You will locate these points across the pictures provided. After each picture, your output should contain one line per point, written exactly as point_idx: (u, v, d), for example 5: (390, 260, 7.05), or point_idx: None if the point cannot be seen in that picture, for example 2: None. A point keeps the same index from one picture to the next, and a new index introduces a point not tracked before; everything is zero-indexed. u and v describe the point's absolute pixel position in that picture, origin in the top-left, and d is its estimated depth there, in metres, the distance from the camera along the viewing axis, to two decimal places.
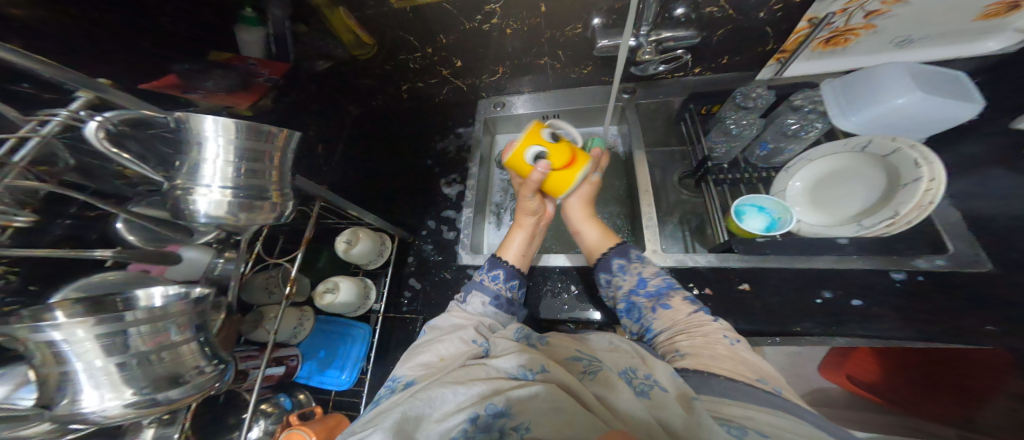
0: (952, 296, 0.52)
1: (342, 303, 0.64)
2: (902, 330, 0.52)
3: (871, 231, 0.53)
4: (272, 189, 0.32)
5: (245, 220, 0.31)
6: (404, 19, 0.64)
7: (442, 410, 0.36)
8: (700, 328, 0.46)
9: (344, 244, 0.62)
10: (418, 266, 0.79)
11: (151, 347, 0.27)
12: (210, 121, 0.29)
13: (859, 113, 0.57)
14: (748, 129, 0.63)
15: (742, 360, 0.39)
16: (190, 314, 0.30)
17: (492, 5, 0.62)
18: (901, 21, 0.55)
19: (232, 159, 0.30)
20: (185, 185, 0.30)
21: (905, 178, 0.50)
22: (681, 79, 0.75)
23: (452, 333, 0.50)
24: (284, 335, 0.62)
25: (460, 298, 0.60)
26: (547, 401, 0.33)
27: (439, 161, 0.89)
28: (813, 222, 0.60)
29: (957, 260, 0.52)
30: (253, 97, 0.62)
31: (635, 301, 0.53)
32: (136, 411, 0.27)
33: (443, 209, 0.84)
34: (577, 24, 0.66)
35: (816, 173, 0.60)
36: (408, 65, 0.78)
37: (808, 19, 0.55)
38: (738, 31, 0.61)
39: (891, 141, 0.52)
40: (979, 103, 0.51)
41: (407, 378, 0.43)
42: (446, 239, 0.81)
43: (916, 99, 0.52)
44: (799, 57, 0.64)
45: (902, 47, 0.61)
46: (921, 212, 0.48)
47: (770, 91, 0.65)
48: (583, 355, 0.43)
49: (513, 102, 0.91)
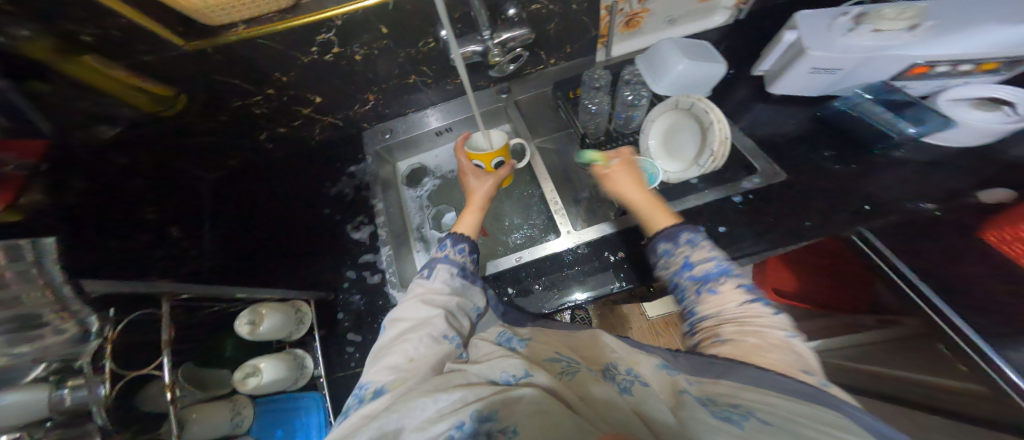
0: (790, 202, 0.62)
1: (271, 382, 0.62)
2: (761, 244, 0.60)
3: (703, 170, 0.59)
4: (47, 310, 0.35)
5: (18, 352, 0.33)
6: (215, 61, 0.59)
7: (422, 418, 0.36)
8: (756, 321, 0.40)
9: (246, 326, 0.58)
10: (353, 320, 0.77)
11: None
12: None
13: (660, 80, 0.68)
14: (601, 105, 0.71)
15: (795, 353, 0.36)
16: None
17: (325, 35, 0.60)
18: (663, 5, 0.68)
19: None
20: None
21: (705, 123, 0.60)
22: (543, 71, 0.79)
23: (420, 329, 0.48)
24: (224, 430, 0.57)
25: (421, 275, 0.59)
26: (532, 403, 0.35)
27: (337, 208, 0.87)
28: (669, 169, 0.67)
29: (767, 177, 0.63)
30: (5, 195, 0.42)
31: (680, 282, 0.48)
32: None
33: (359, 255, 0.83)
34: (428, 39, 0.68)
35: (660, 129, 0.69)
36: (251, 112, 0.74)
37: (603, 6, 0.64)
38: (568, 19, 0.66)
39: (688, 98, 0.63)
40: (723, 63, 0.64)
41: (375, 384, 0.43)
42: (371, 284, 0.80)
43: (689, 64, 0.64)
44: (615, 39, 0.73)
45: (671, 25, 0.75)
46: (725, 147, 0.56)
47: (605, 70, 0.72)
48: (562, 356, 0.45)
49: (400, 126, 0.90)
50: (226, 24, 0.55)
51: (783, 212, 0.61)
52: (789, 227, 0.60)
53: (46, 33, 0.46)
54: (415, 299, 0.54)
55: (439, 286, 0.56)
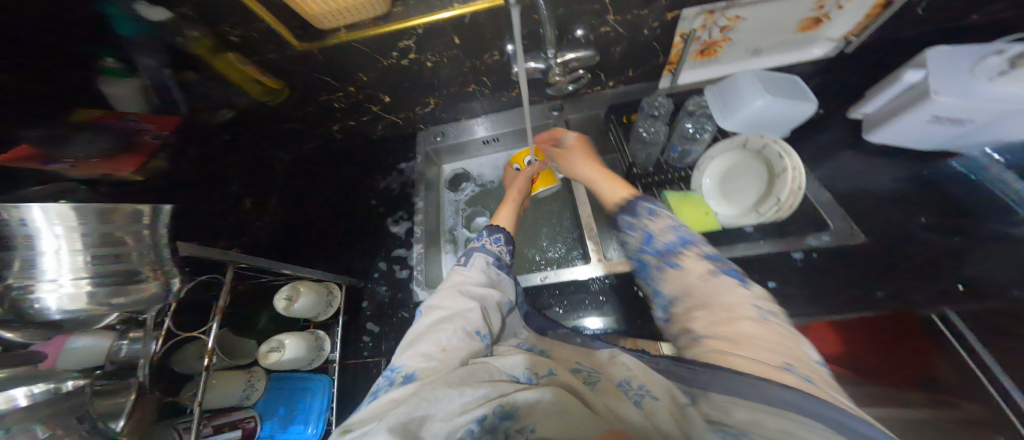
0: (850, 267, 0.58)
1: (291, 359, 0.62)
2: (811, 308, 0.56)
3: (766, 218, 0.59)
4: (145, 268, 0.33)
5: (119, 305, 0.32)
6: (314, 61, 0.65)
7: (447, 410, 0.35)
8: (721, 299, 0.40)
9: (284, 301, 0.60)
10: (375, 310, 0.79)
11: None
12: (38, 210, 0.28)
13: (733, 115, 0.65)
14: (657, 135, 0.69)
15: (773, 342, 0.34)
16: (64, 413, 0.30)
17: (406, 42, 0.64)
18: (748, 34, 0.63)
19: (81, 248, 0.30)
20: (19, 281, 0.28)
21: (777, 168, 0.59)
22: (599, 93, 0.79)
23: (456, 320, 0.46)
24: (232, 400, 0.58)
25: (460, 262, 0.59)
26: (553, 402, 0.36)
27: (383, 201, 0.91)
28: (723, 213, 0.65)
29: (839, 235, 0.58)
30: (137, 160, 0.49)
31: (644, 258, 0.51)
32: None
33: (393, 249, 0.85)
34: (493, 52, 0.70)
35: (719, 169, 0.66)
36: (331, 106, 0.78)
37: (679, 33, 0.61)
38: (635, 47, 0.65)
39: (760, 138, 0.62)
40: (814, 102, 0.61)
41: (406, 369, 0.41)
42: (400, 278, 0.82)
43: (769, 100, 0.61)
44: (684, 67, 0.70)
45: (756, 56, 0.69)
46: (796, 196, 0.56)
47: (668, 99, 0.70)
48: (582, 366, 0.46)
49: (451, 131, 0.93)
50: (330, 28, 0.60)
51: (839, 277, 0.57)
52: (842, 293, 0.57)
53: (208, 34, 0.54)
54: (452, 288, 0.53)
55: (474, 274, 0.56)
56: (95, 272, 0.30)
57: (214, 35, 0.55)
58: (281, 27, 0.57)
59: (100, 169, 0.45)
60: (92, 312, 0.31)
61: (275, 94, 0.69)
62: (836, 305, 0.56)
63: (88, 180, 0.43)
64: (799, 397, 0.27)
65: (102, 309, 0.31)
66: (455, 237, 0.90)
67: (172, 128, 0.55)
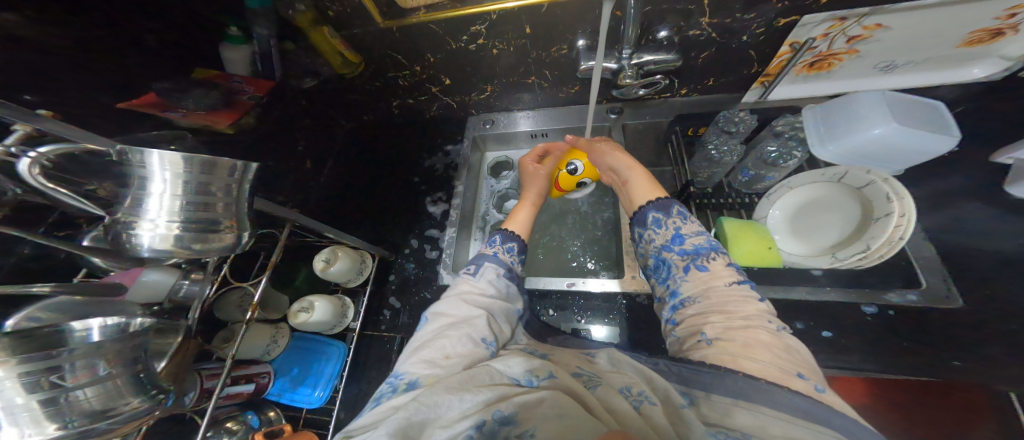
0: (927, 332, 0.52)
1: (316, 322, 0.62)
2: (871, 363, 0.52)
3: (844, 264, 0.53)
4: (224, 220, 0.33)
5: (198, 251, 0.32)
6: (393, 38, 0.66)
7: (448, 416, 0.34)
8: (738, 306, 0.39)
9: (322, 262, 0.62)
10: (400, 285, 0.78)
11: (75, 383, 0.28)
12: (155, 155, 0.29)
13: (837, 143, 0.59)
14: (729, 155, 0.64)
15: (785, 350, 0.34)
16: (124, 350, 0.31)
17: (478, 26, 0.62)
18: (884, 47, 0.55)
19: (179, 193, 0.31)
20: (127, 217, 0.30)
21: (878, 212, 0.53)
22: (668, 100, 0.75)
23: (460, 328, 0.45)
24: (255, 352, 0.59)
25: (467, 271, 0.56)
26: (553, 407, 0.33)
27: (425, 179, 0.90)
28: (791, 250, 0.60)
29: (929, 297, 0.52)
30: (234, 115, 0.60)
31: (666, 257, 0.48)
32: None
33: (427, 228, 0.84)
34: (563, 45, 0.66)
35: (794, 202, 0.61)
36: (397, 82, 0.79)
37: (789, 43, 0.56)
38: (723, 53, 0.60)
39: (865, 173, 0.54)
40: (960, 135, 0.53)
41: (410, 376, 0.40)
42: (429, 258, 0.80)
43: (893, 129, 0.54)
44: (784, 79, 0.65)
45: (888, 72, 0.61)
46: (891, 248, 0.50)
47: (752, 116, 0.65)
48: (584, 370, 0.41)
49: (501, 120, 0.91)
50: (411, 7, 0.59)
51: (911, 341, 0.52)
52: (910, 357, 0.51)
53: (312, 8, 0.58)
54: (456, 296, 0.51)
55: (483, 285, 0.53)
56: (183, 218, 0.31)
57: (317, 10, 0.59)
58: (370, 3, 0.57)
59: (206, 119, 0.55)
60: (178, 255, 0.32)
61: (354, 67, 0.74)
62: (897, 365, 0.51)
63: (193, 127, 0.54)
64: (806, 402, 0.28)
65: (180, 252, 0.31)
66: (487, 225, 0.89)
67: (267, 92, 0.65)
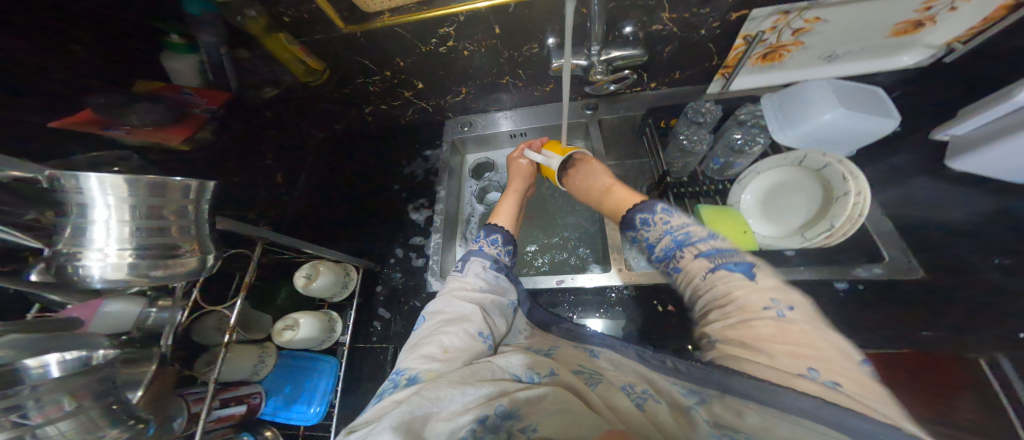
0: (896, 300, 0.54)
1: (303, 339, 0.61)
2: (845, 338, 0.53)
3: (814, 244, 0.55)
4: (184, 242, 0.33)
5: (158, 277, 0.32)
6: (359, 43, 0.65)
7: (450, 409, 0.35)
8: (729, 297, 0.37)
9: (303, 278, 0.61)
10: (387, 295, 0.78)
11: (41, 420, 0.27)
12: (93, 180, 0.28)
13: (793, 129, 0.61)
14: (700, 144, 0.65)
15: (793, 339, 0.32)
16: (89, 384, 0.31)
17: (446, 28, 0.62)
18: (825, 38, 0.58)
19: (127, 218, 0.30)
20: (71, 250, 0.30)
21: (837, 191, 0.55)
22: (640, 94, 0.76)
23: (458, 323, 0.46)
24: (242, 374, 0.58)
25: (457, 268, 0.57)
26: (555, 402, 0.35)
27: (406, 186, 0.90)
28: (764, 233, 0.62)
29: (892, 268, 0.55)
30: (187, 129, 0.58)
31: (654, 266, 0.48)
32: None
33: (411, 235, 0.84)
34: (533, 44, 0.67)
35: (764, 185, 0.63)
36: (369, 89, 0.79)
37: (743, 36, 0.58)
38: (687, 46, 0.62)
39: (822, 157, 0.57)
40: (896, 119, 0.57)
41: (411, 372, 0.40)
42: (415, 265, 0.81)
43: (841, 114, 0.57)
44: (741, 72, 0.67)
45: (831, 62, 0.63)
46: (853, 224, 0.52)
47: (717, 106, 0.65)
48: (586, 367, 0.43)
49: (480, 121, 0.92)
50: (375, 11, 0.60)
51: (882, 313, 0.54)
52: (883, 329, 0.53)
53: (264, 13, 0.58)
54: (448, 294, 0.51)
55: (472, 280, 0.54)
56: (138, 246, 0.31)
57: (269, 15, 0.59)
58: (330, 9, 0.58)
59: (153, 136, 0.53)
60: (134, 282, 0.31)
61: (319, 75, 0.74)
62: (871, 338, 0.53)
63: (142, 145, 0.52)
64: (812, 402, 0.26)
65: (145, 284, 0.32)
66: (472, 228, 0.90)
67: (222, 104, 0.65)
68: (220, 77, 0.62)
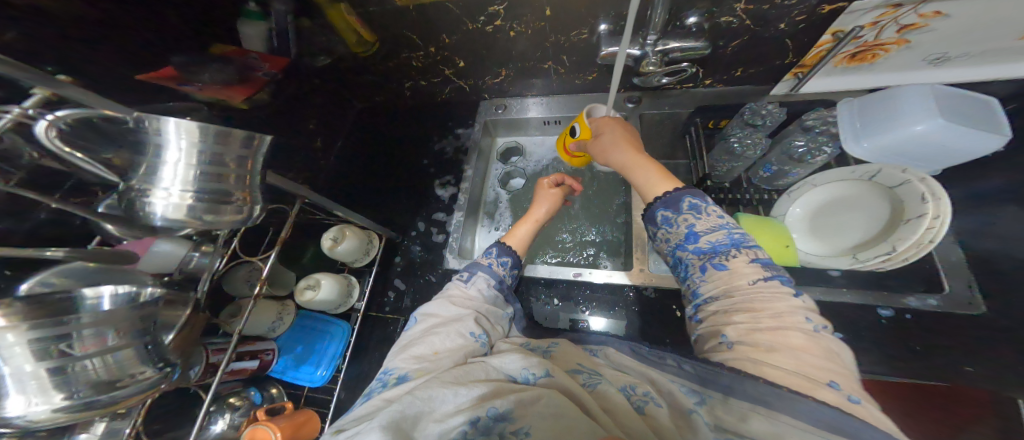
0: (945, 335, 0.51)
1: (322, 301, 0.61)
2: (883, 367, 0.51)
3: (865, 265, 0.53)
4: (238, 192, 0.32)
5: (212, 222, 0.31)
6: (407, 17, 0.63)
7: (442, 410, 0.34)
8: (768, 304, 0.36)
9: (329, 241, 0.61)
10: (405, 267, 0.78)
11: (84, 353, 0.27)
12: (171, 123, 0.29)
13: (872, 139, 0.57)
14: (752, 149, 0.62)
15: (820, 354, 0.31)
16: (133, 319, 0.30)
17: (497, 7, 0.59)
18: (938, 36, 0.51)
19: (193, 162, 0.30)
20: (142, 186, 0.30)
21: (909, 213, 0.51)
22: (691, 91, 0.73)
23: (449, 324, 0.48)
24: (260, 329, 0.58)
25: (460, 277, 0.59)
26: (549, 406, 0.33)
27: (434, 162, 0.89)
28: (809, 250, 0.59)
29: (950, 301, 0.52)
30: (247, 90, 0.61)
31: (682, 256, 0.45)
32: (67, 415, 0.27)
33: (434, 211, 0.83)
34: (584, 29, 0.63)
35: (818, 199, 0.60)
36: (410, 63, 0.77)
37: (832, 32, 0.52)
38: (756, 42, 0.58)
39: (900, 172, 0.52)
40: (1005, 137, 0.51)
41: (399, 371, 0.42)
42: (435, 241, 0.80)
43: (936, 126, 0.52)
44: (821, 71, 0.62)
45: (938, 63, 0.57)
46: (919, 251, 0.49)
47: (781, 109, 0.62)
48: (585, 367, 0.41)
49: (514, 106, 0.89)
50: None
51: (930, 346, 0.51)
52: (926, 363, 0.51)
53: None
54: (443, 298, 0.54)
55: (470, 292, 0.55)
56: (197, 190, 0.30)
57: None
58: None
59: (220, 94, 0.56)
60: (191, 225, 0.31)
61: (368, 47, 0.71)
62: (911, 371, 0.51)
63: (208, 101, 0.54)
64: (831, 411, 0.26)
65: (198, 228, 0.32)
66: (494, 210, 0.89)
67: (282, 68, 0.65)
68: (282, 43, 0.62)
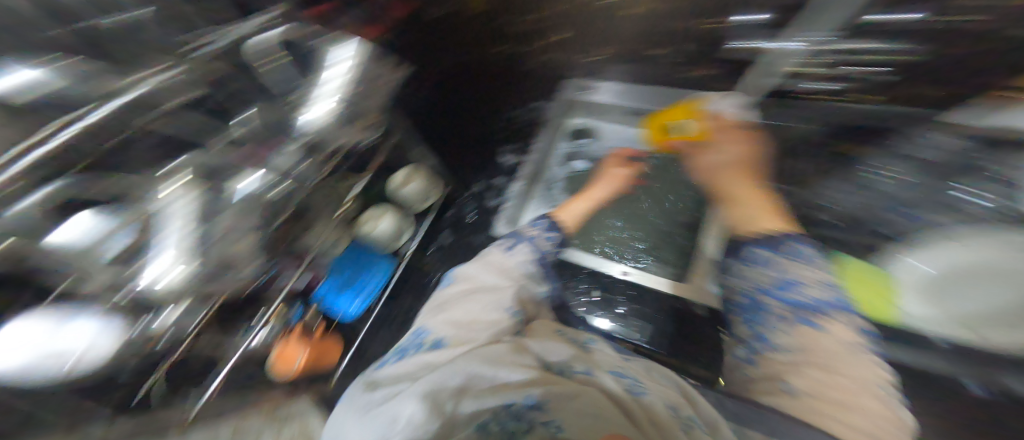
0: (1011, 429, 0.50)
1: (380, 231, 0.68)
2: None
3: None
4: None
5: None
6: None
7: (480, 386, 0.37)
8: (851, 369, 0.39)
9: (400, 179, 0.72)
10: (455, 222, 0.86)
11: (212, 229, 0.37)
12: (354, 43, 0.54)
13: None
14: None
15: (890, 424, 0.34)
16: (247, 212, 0.41)
17: None
18: None
19: (347, 74, 0.51)
20: (304, 90, 0.48)
21: None
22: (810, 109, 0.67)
23: (486, 298, 0.54)
24: (323, 245, 0.60)
25: (504, 246, 0.66)
26: (586, 406, 0.34)
27: (507, 129, 0.91)
28: (915, 308, 0.60)
29: None
30: (375, 32, 0.80)
31: (761, 300, 0.50)
32: (182, 285, 0.35)
33: (495, 175, 0.89)
34: None
35: (954, 258, 0.59)
36: None
37: None
38: None
39: None
40: None
41: (436, 337, 0.47)
42: (489, 205, 0.89)
43: None
44: None
45: None
46: None
47: None
48: (625, 373, 0.41)
49: (601, 87, 0.89)
50: None
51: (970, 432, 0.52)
52: None
53: None
54: (484, 264, 0.62)
55: (511, 261, 0.62)
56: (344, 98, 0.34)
57: None
58: None
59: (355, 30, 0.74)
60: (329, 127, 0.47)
61: None
62: None
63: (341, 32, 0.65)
64: None
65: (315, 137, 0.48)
66: (551, 190, 0.89)
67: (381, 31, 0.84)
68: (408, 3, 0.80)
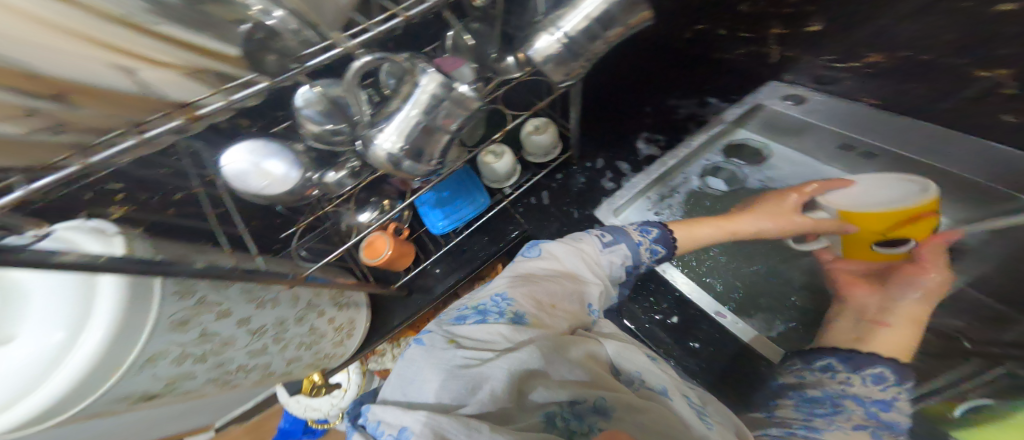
0: None
1: (493, 168, 0.72)
2: None
3: None
4: None
5: None
6: None
7: (557, 377, 0.38)
8: None
9: (533, 128, 0.75)
10: (560, 189, 0.83)
11: (438, 125, 0.36)
12: None
13: None
14: None
15: None
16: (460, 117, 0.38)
17: None
18: None
19: None
20: (552, 20, 0.41)
21: None
22: None
23: (569, 285, 0.50)
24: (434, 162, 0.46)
25: (598, 237, 0.58)
26: (652, 422, 0.35)
27: (658, 115, 0.86)
28: None
29: None
30: None
31: (817, 399, 0.41)
32: (392, 157, 0.36)
33: (620, 160, 0.84)
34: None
35: None
36: None
37: None
38: None
39: None
40: None
41: (516, 307, 0.44)
42: (602, 185, 0.83)
43: None
44: None
45: None
46: None
47: None
48: (691, 398, 0.42)
49: (813, 102, 0.74)
50: None
51: None
52: None
53: None
54: (576, 249, 0.55)
55: (605, 259, 0.56)
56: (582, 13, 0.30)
57: None
58: None
59: None
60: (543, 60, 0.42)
61: None
62: None
63: None
64: None
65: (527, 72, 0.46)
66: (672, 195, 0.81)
67: None
68: None
